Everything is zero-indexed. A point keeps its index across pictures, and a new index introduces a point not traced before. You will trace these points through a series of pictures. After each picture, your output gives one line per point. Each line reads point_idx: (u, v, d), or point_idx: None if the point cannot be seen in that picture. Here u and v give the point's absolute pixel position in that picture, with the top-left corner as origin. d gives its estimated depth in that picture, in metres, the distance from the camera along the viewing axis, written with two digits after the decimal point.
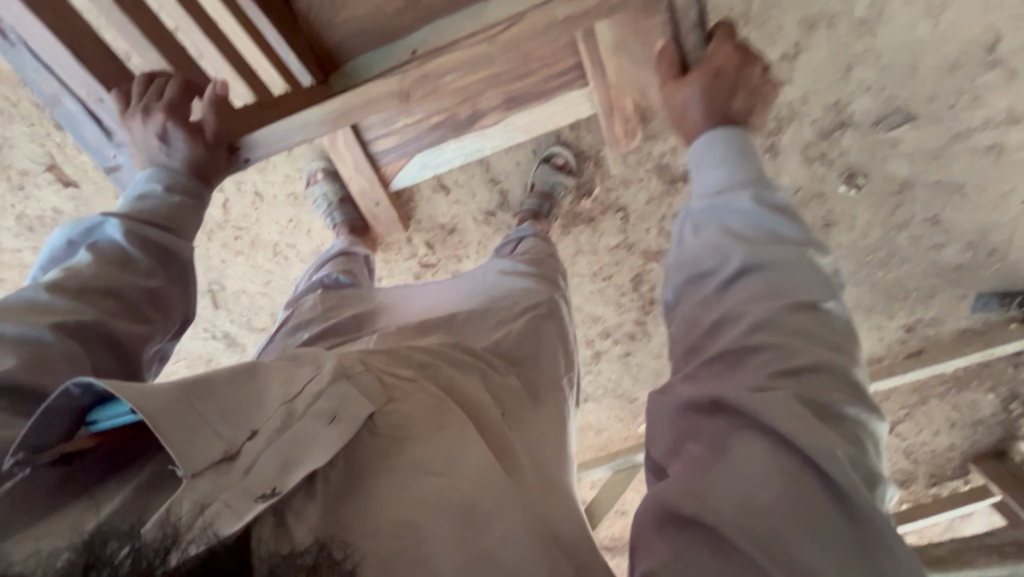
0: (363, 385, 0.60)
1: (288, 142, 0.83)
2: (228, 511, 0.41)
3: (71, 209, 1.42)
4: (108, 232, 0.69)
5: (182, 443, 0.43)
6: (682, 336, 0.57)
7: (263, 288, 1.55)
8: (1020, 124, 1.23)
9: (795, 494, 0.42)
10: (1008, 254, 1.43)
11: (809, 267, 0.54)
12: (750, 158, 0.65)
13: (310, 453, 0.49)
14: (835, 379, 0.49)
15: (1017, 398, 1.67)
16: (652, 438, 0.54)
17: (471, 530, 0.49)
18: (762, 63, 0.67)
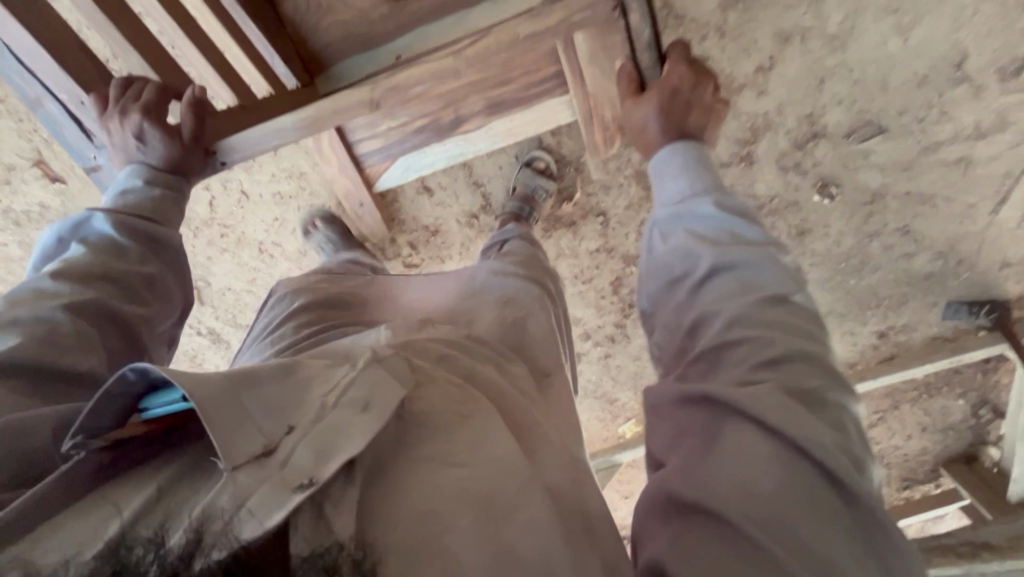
0: (393, 368, 0.55)
1: (264, 146, 0.83)
2: (269, 503, 0.38)
3: (57, 205, 1.43)
4: (97, 226, 0.70)
5: (225, 437, 0.41)
6: (667, 342, 0.58)
7: (249, 285, 1.56)
8: (986, 139, 1.28)
9: (794, 480, 0.41)
10: (976, 264, 1.47)
11: (773, 264, 0.56)
12: (708, 168, 0.67)
13: (347, 441, 0.44)
14: (815, 367, 0.49)
15: (986, 404, 1.72)
16: (648, 435, 0.53)
17: (498, 524, 0.45)
18: (713, 82, 0.71)
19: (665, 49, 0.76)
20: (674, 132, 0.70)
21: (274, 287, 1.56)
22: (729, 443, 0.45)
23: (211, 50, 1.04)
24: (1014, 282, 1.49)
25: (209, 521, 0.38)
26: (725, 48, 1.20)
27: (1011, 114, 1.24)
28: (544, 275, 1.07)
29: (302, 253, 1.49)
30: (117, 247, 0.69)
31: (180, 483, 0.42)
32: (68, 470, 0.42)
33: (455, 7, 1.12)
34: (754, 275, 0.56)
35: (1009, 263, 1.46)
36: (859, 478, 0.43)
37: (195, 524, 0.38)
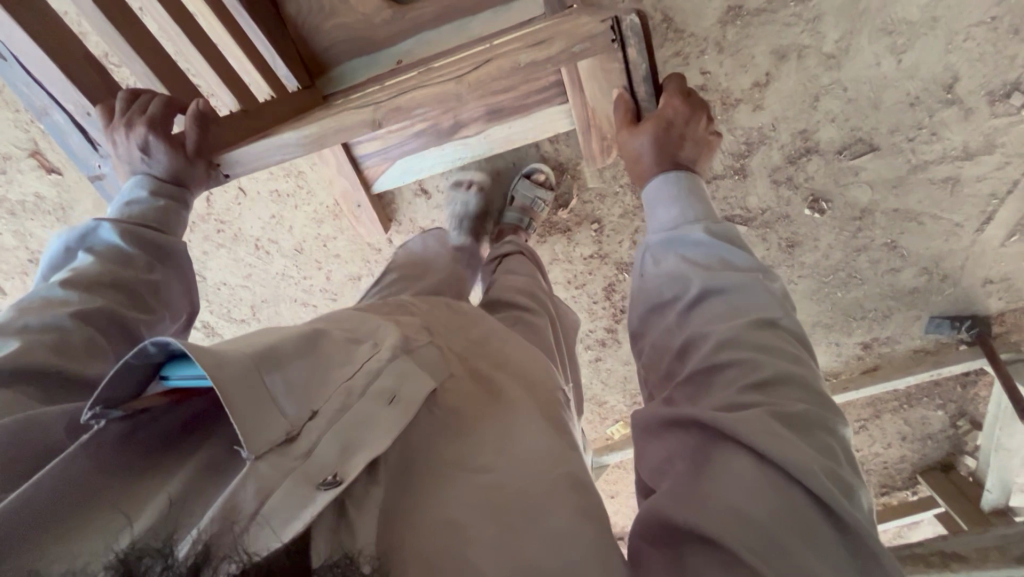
0: (422, 361, 0.62)
1: (268, 160, 0.83)
2: (295, 495, 0.42)
3: (52, 195, 1.43)
4: (103, 236, 0.71)
5: (251, 422, 0.43)
6: (655, 363, 0.61)
7: (244, 281, 1.57)
8: (974, 160, 1.30)
9: (783, 505, 0.43)
10: (960, 280, 1.50)
11: (761, 288, 0.58)
12: (699, 197, 0.69)
13: (369, 436, 0.49)
14: (803, 390, 0.51)
15: (964, 415, 1.76)
16: (641, 458, 0.55)
17: (518, 527, 0.48)
18: (708, 116, 0.73)
19: (665, 80, 0.78)
20: (668, 164, 0.72)
21: (270, 283, 1.57)
22: (719, 466, 0.46)
23: (209, 48, 1.01)
24: (996, 299, 1.53)
25: (235, 514, 0.40)
26: (722, 63, 1.23)
27: (998, 136, 1.27)
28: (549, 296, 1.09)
29: (298, 250, 1.50)
30: (125, 255, 0.71)
31: (203, 478, 0.45)
32: (88, 443, 0.44)
33: (457, 13, 1.13)
34: (742, 300, 0.57)
35: (992, 280, 1.49)
36: (848, 503, 0.44)
37: (216, 526, 0.38)
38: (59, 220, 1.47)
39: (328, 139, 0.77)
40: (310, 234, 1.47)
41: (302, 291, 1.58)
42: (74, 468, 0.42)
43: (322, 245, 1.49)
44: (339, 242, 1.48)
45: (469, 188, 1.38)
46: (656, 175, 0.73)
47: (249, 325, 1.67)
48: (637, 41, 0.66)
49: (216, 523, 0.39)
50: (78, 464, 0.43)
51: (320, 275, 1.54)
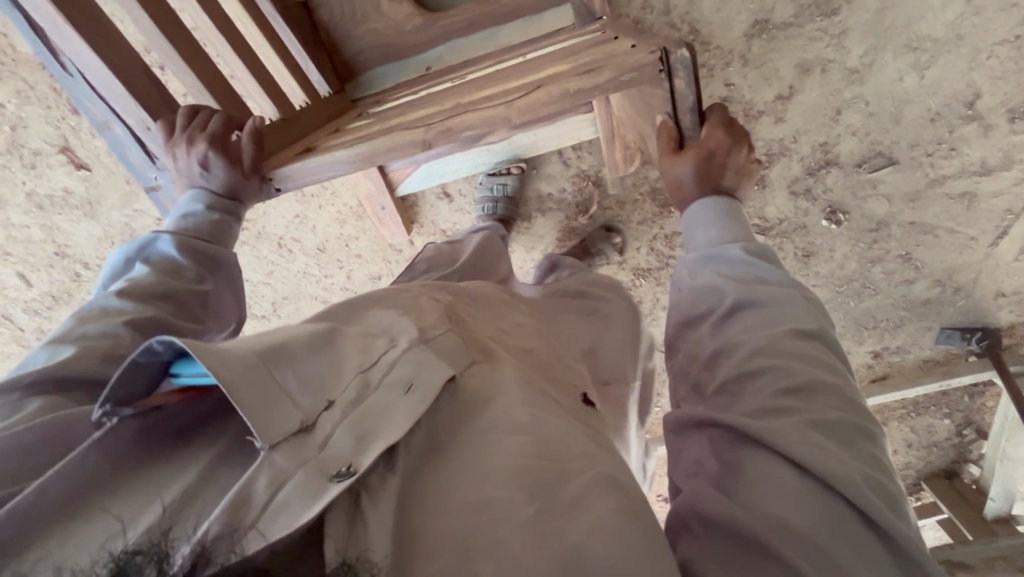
0: (441, 350, 0.59)
1: (320, 176, 0.85)
2: (305, 490, 0.40)
3: (81, 190, 1.45)
4: (160, 247, 0.77)
5: (260, 416, 0.43)
6: (687, 369, 0.62)
7: (266, 278, 1.60)
8: (992, 176, 1.32)
9: (823, 513, 0.44)
10: (971, 293, 1.52)
11: (796, 300, 0.60)
12: (739, 220, 0.71)
13: (387, 426, 0.47)
14: (839, 399, 0.52)
15: (970, 424, 1.79)
16: (675, 459, 0.57)
17: (556, 526, 0.43)
18: (749, 147, 0.74)
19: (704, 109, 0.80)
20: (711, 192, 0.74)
21: (291, 280, 1.59)
22: (756, 472, 0.48)
23: (251, 57, 1.02)
24: (1007, 311, 1.55)
25: (247, 504, 0.39)
26: (747, 75, 1.24)
27: (1017, 153, 1.28)
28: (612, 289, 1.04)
29: (320, 249, 1.53)
30: (177, 267, 0.75)
31: (216, 469, 0.45)
32: (101, 440, 0.43)
33: (487, 21, 1.14)
34: (775, 311, 0.59)
35: (1004, 293, 1.51)
36: (890, 512, 0.45)
37: (223, 522, 0.38)
38: (86, 215, 1.49)
39: (382, 155, 0.79)
40: (333, 233, 1.50)
41: (323, 288, 1.60)
42: (85, 466, 0.42)
43: (345, 244, 1.51)
44: (360, 242, 1.51)
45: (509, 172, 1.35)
46: (695, 200, 0.75)
47: (269, 320, 1.69)
48: (684, 73, 0.67)
49: (225, 516, 0.38)
50: (90, 460, 0.42)
51: (341, 273, 1.57)
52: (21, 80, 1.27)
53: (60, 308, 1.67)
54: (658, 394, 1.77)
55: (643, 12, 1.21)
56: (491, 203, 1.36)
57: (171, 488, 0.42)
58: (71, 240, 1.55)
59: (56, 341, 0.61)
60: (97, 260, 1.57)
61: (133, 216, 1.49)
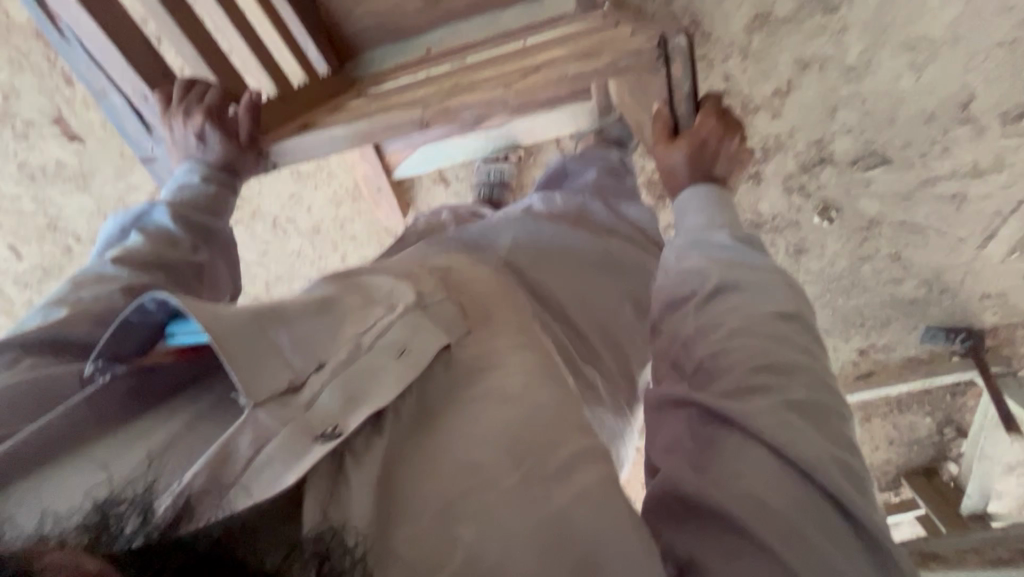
0: (440, 318, 0.58)
1: (318, 153, 0.87)
2: (292, 447, 0.41)
3: (74, 163, 1.44)
4: (155, 217, 0.77)
5: (249, 373, 0.43)
6: (666, 349, 0.64)
7: (259, 257, 1.58)
8: (982, 178, 1.34)
9: (795, 494, 0.45)
10: (958, 294, 1.55)
11: (778, 284, 0.61)
12: (726, 207, 0.72)
13: (376, 391, 0.47)
14: (814, 381, 0.53)
15: (951, 422, 1.83)
16: (653, 438, 0.58)
17: (547, 490, 0.44)
18: (741, 136, 0.75)
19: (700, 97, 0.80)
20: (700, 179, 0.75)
21: (286, 261, 1.59)
22: (730, 453, 0.49)
23: (252, 33, 1.01)
24: (991, 313, 1.57)
25: (227, 462, 0.39)
26: (746, 69, 1.25)
27: (1008, 156, 1.29)
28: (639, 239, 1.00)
29: (315, 231, 1.52)
30: (173, 237, 0.76)
31: (201, 424, 0.45)
32: (92, 396, 0.45)
33: (488, 5, 1.14)
34: (756, 292, 0.60)
35: (989, 295, 1.53)
36: (858, 496, 0.46)
37: (206, 478, 0.38)
38: (80, 188, 1.49)
39: (377, 134, 0.80)
40: (328, 215, 1.50)
41: (316, 270, 1.61)
42: (75, 416, 0.44)
43: (340, 227, 1.52)
44: (356, 224, 1.52)
45: (503, 159, 1.35)
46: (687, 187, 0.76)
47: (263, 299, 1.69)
48: (681, 62, 0.68)
49: (207, 472, 0.38)
50: (81, 412, 0.44)
51: (335, 256, 1.58)
52: (13, 48, 1.25)
53: (51, 282, 1.66)
54: None
55: (645, 1, 1.21)
56: (486, 187, 1.35)
57: (154, 439, 0.43)
58: (63, 213, 1.54)
59: (51, 304, 0.61)
60: (91, 235, 1.57)
61: (127, 190, 1.49)
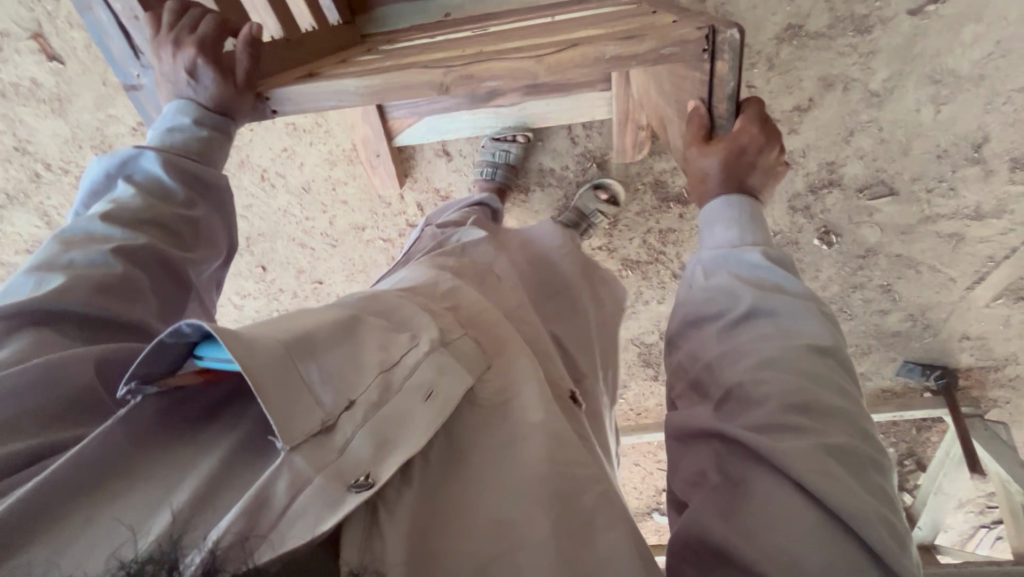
0: (459, 354, 0.63)
1: (321, 105, 0.80)
2: (325, 497, 0.44)
3: (50, 84, 1.33)
4: (143, 164, 0.74)
5: (286, 414, 0.47)
6: (686, 366, 0.63)
7: (242, 211, 1.50)
8: (981, 222, 1.35)
9: (835, 549, 0.44)
10: (939, 331, 1.56)
11: (813, 312, 0.59)
12: (758, 220, 0.69)
13: (406, 432, 0.52)
14: (847, 422, 0.52)
15: (912, 455, 1.87)
16: (677, 469, 0.59)
17: (573, 549, 0.50)
18: (781, 147, 0.71)
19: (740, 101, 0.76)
20: (735, 189, 0.71)
21: (270, 218, 1.51)
22: (762, 496, 0.48)
23: None
24: (967, 354, 1.59)
25: (265, 507, 0.43)
26: (770, 79, 1.22)
27: (1010, 203, 1.31)
28: (598, 282, 1.10)
29: (304, 189, 1.45)
30: (165, 189, 0.73)
31: (238, 460, 0.49)
32: (123, 418, 0.49)
33: None
34: (786, 318, 0.59)
35: (969, 337, 1.55)
36: (897, 548, 0.45)
37: (241, 526, 0.41)
38: (53, 112, 1.38)
39: (391, 93, 0.74)
40: (321, 174, 1.43)
41: (302, 231, 1.53)
42: (109, 440, 0.47)
43: (332, 188, 1.44)
44: (349, 188, 1.44)
45: (510, 139, 1.29)
46: (717, 195, 0.72)
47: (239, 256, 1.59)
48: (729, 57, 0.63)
49: (244, 519, 0.42)
50: (112, 437, 0.47)
51: (323, 218, 1.50)
52: None
53: (12, 209, 1.55)
54: (625, 387, 1.74)
55: None
56: (490, 168, 1.31)
57: (188, 479, 0.47)
58: (33, 136, 1.43)
59: (40, 270, 0.62)
60: (60, 163, 1.46)
61: (105, 121, 1.39)
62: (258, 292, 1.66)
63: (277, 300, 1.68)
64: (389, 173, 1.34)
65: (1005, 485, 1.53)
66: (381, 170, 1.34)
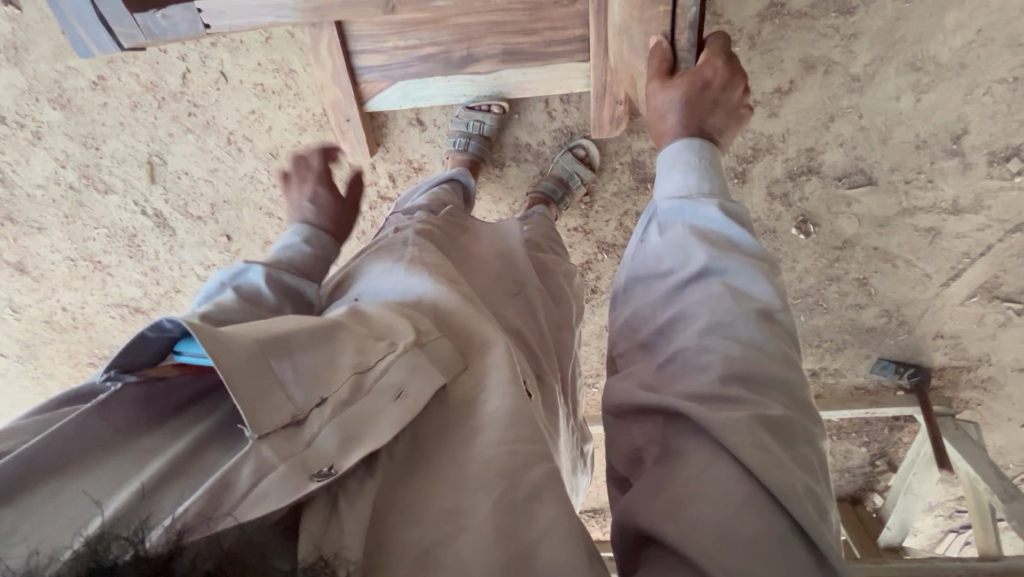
0: (436, 355, 0.57)
1: (261, 22, 1.05)
2: (288, 484, 0.41)
3: (6, 31, 1.29)
4: (250, 277, 0.78)
5: (252, 406, 0.43)
6: (635, 330, 0.59)
7: (208, 174, 1.44)
8: (959, 217, 1.34)
9: (766, 526, 0.40)
10: (914, 329, 1.54)
11: (766, 275, 0.55)
12: (715, 168, 0.66)
13: (376, 430, 0.47)
14: (787, 394, 0.49)
15: (883, 455, 1.85)
16: (614, 445, 0.54)
17: (512, 520, 0.44)
18: (745, 83, 0.74)
19: (706, 40, 0.81)
20: (693, 125, 0.70)
21: (236, 183, 1.45)
22: (695, 469, 0.44)
23: None
24: (941, 353, 1.57)
25: (227, 491, 0.40)
26: (751, 58, 1.21)
27: (986, 198, 1.30)
28: (551, 279, 0.97)
29: (272, 155, 1.40)
30: (261, 299, 0.76)
31: (206, 444, 0.45)
32: (105, 403, 0.45)
33: None
34: (742, 285, 0.55)
35: (942, 336, 1.53)
36: (827, 531, 0.41)
37: (202, 507, 0.39)
38: (8, 60, 1.32)
39: (329, 10, 1.06)
40: (290, 140, 1.38)
41: (269, 200, 1.47)
42: (88, 425, 0.43)
43: None
44: None
45: (489, 109, 1.27)
46: (679, 129, 0.71)
47: (205, 225, 1.52)
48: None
49: (204, 501, 0.39)
50: (92, 421, 0.44)
51: None
52: None
53: None
54: (598, 375, 1.70)
55: None
56: (463, 138, 1.27)
57: (155, 464, 0.43)
58: None
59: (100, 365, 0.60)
60: (15, 117, 1.39)
61: (64, 74, 1.33)
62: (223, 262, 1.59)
63: None
64: (359, 138, 1.28)
65: (973, 484, 1.52)
66: (347, 124, 1.26)
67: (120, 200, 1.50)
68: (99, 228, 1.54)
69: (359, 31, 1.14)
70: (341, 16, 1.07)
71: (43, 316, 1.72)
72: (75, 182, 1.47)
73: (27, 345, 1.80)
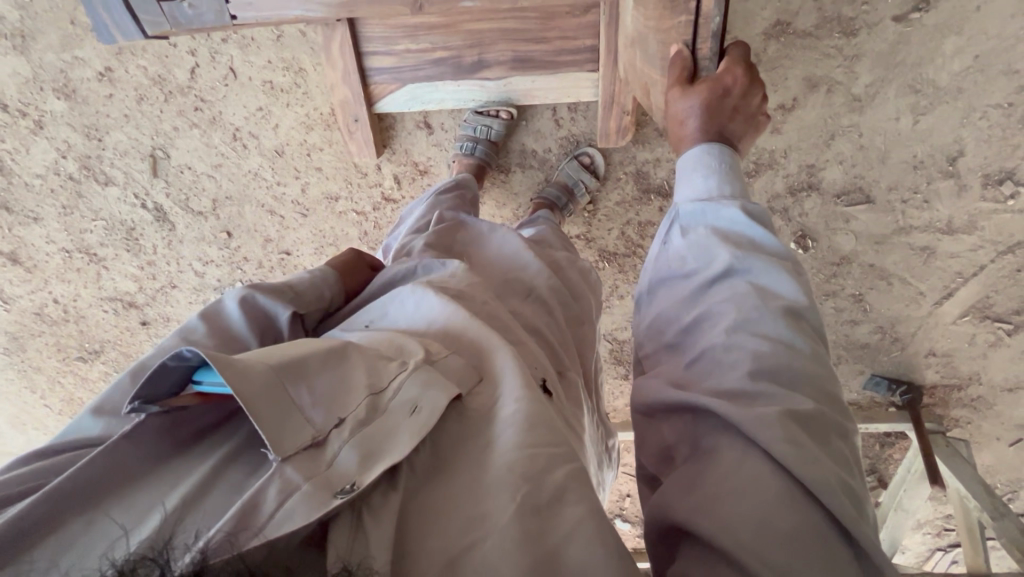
0: (447, 369, 0.57)
1: (290, 14, 1.06)
2: (312, 502, 0.41)
3: (14, 18, 1.28)
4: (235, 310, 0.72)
5: (274, 429, 0.44)
6: (660, 330, 0.60)
7: (211, 170, 1.44)
8: (953, 237, 1.36)
9: (803, 520, 0.41)
10: (907, 346, 1.56)
11: (790, 272, 0.56)
12: (734, 170, 0.67)
13: (394, 444, 0.47)
14: (816, 388, 0.50)
15: (874, 472, 1.87)
16: (642, 444, 0.55)
17: (538, 524, 0.44)
18: (763, 92, 0.75)
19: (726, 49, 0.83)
20: (714, 130, 0.72)
21: (239, 180, 1.45)
22: (729, 465, 0.44)
23: None
24: (932, 371, 1.59)
25: (255, 510, 0.40)
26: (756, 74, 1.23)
27: (980, 220, 1.33)
28: (566, 277, 0.98)
29: (277, 152, 1.40)
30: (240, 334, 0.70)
31: (228, 466, 0.46)
32: (131, 433, 0.46)
33: None
34: (767, 285, 0.56)
35: (934, 354, 1.55)
36: (865, 525, 0.42)
37: (230, 526, 0.39)
38: (15, 48, 1.31)
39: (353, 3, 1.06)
40: (296, 138, 1.38)
41: (273, 197, 1.46)
42: (116, 453, 0.45)
43: (306, 154, 1.40)
44: (324, 155, 1.40)
45: (497, 115, 1.27)
46: (699, 136, 0.73)
47: (205, 221, 1.52)
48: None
49: (231, 523, 0.40)
50: (121, 450, 0.45)
51: (294, 184, 1.44)
52: None
53: None
54: None
55: None
56: (471, 142, 1.28)
57: (179, 489, 0.44)
58: None
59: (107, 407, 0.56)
60: (18, 105, 1.38)
61: (72, 63, 1.33)
62: (221, 258, 1.57)
63: (240, 271, 1.59)
64: (365, 138, 1.28)
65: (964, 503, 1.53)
66: (355, 124, 1.26)
67: (119, 192, 1.48)
68: (97, 219, 1.52)
69: (372, 32, 1.15)
70: (368, 13, 1.07)
71: (33, 308, 1.68)
72: (75, 173, 1.46)
73: (14, 338, 1.76)
